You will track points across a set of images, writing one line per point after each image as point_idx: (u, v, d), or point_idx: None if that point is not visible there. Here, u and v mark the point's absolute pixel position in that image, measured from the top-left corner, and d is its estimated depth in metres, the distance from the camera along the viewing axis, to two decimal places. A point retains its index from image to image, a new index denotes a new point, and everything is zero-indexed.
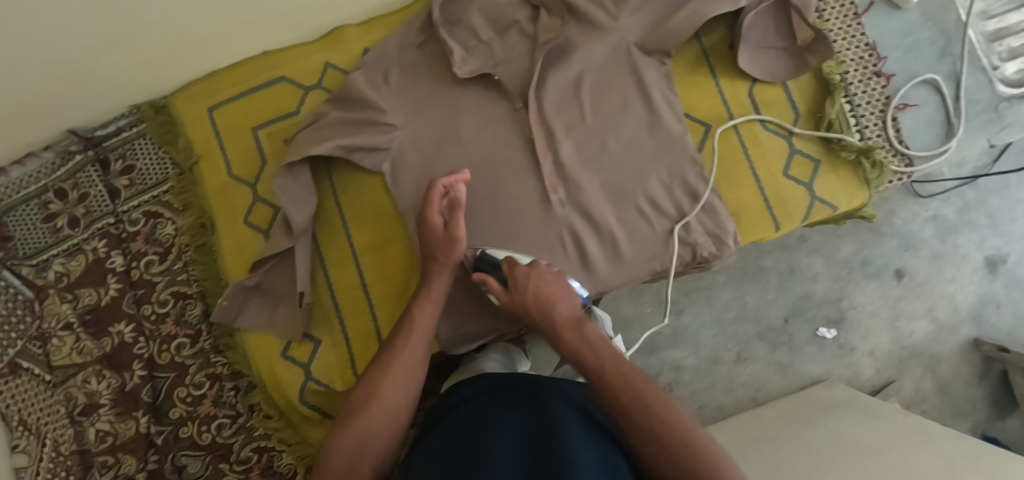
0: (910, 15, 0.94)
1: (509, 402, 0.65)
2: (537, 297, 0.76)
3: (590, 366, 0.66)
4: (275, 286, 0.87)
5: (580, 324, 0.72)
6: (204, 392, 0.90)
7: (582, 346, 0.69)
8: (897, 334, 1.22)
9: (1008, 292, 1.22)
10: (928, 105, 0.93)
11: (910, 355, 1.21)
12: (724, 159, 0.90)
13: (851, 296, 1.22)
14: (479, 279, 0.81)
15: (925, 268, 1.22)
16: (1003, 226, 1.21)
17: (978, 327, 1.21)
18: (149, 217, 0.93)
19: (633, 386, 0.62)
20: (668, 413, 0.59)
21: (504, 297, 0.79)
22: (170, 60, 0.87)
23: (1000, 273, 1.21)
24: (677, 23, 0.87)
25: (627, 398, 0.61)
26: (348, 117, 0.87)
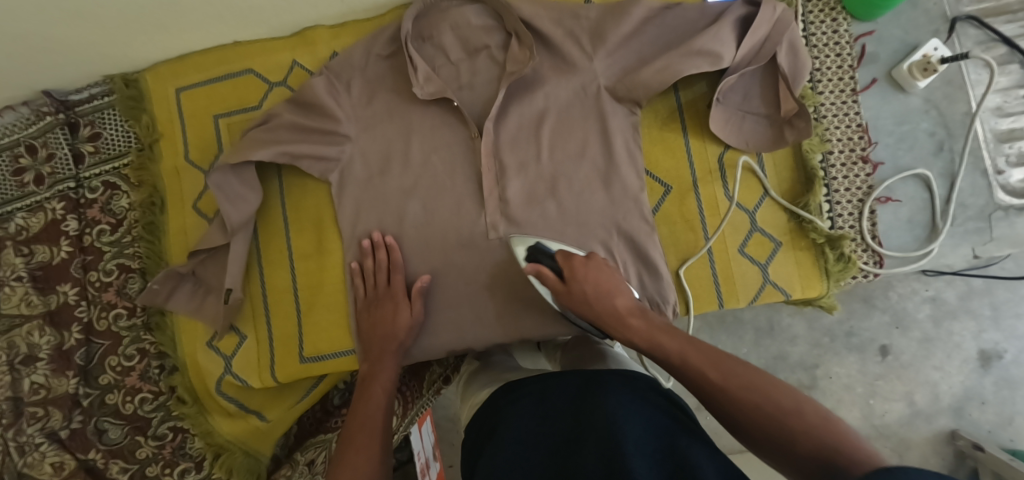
0: (913, 100, 0.88)
1: (543, 404, 0.60)
2: (593, 295, 0.73)
3: (668, 348, 0.62)
4: (208, 276, 0.89)
5: (641, 323, 0.67)
6: (133, 364, 0.93)
7: (652, 337, 0.65)
8: (870, 412, 1.11)
9: (996, 391, 1.08)
10: (912, 203, 0.86)
11: (878, 435, 1.10)
12: (676, 225, 0.86)
13: (827, 364, 1.12)
14: (531, 272, 0.78)
15: (913, 350, 1.10)
16: (1007, 320, 1.09)
17: (956, 420, 1.09)
18: (107, 187, 0.96)
19: (723, 365, 0.56)
20: (758, 394, 0.53)
21: (560, 290, 0.76)
22: (141, 39, 0.88)
23: (992, 369, 1.08)
24: (648, 74, 0.83)
25: (730, 388, 0.54)
26: (301, 122, 0.87)
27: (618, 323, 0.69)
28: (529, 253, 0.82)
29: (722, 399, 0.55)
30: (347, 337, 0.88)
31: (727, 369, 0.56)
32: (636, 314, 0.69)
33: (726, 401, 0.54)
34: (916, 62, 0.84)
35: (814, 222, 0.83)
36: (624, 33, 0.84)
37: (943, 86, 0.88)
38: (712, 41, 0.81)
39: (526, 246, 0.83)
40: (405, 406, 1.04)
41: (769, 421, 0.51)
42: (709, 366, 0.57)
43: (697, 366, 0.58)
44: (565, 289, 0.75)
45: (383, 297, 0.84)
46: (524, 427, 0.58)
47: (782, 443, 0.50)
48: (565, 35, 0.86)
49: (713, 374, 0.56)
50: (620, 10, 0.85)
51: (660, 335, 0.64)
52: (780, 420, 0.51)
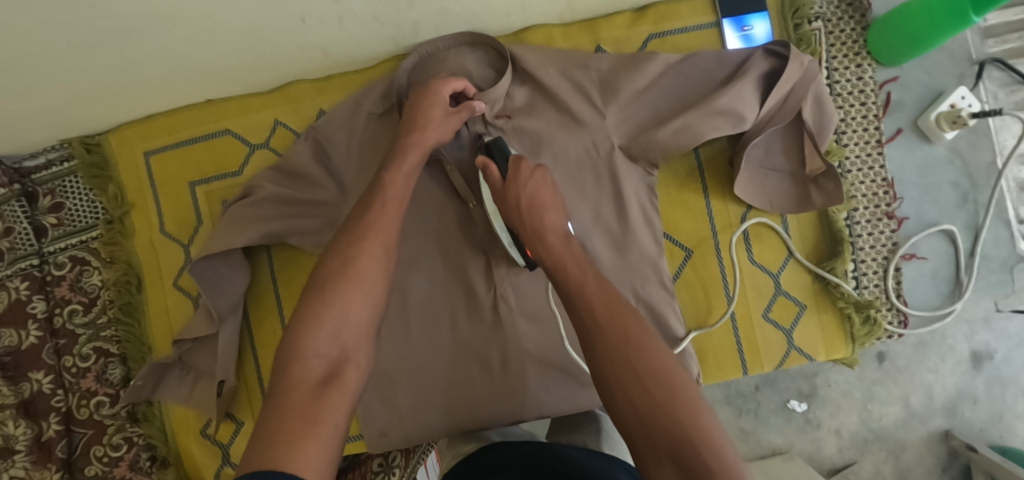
0: (937, 150, 0.84)
1: (522, 456, 0.66)
2: (526, 206, 0.56)
3: (573, 276, 0.51)
4: (196, 362, 0.81)
5: (558, 247, 0.53)
6: (121, 454, 0.86)
7: (561, 259, 0.52)
8: (867, 415, 0.99)
9: (988, 390, 0.96)
10: (937, 258, 0.84)
11: (876, 439, 0.99)
12: (698, 292, 0.82)
13: (826, 371, 1.00)
14: (480, 165, 0.63)
15: (908, 354, 0.98)
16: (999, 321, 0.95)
17: (950, 419, 0.97)
18: (75, 263, 0.87)
19: (630, 335, 0.47)
20: (652, 382, 0.45)
21: (496, 189, 0.60)
22: (100, 104, 0.79)
23: (984, 369, 0.96)
24: (665, 135, 0.76)
25: (625, 355, 0.46)
26: (288, 196, 0.78)
27: (535, 240, 0.54)
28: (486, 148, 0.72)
29: (616, 356, 0.46)
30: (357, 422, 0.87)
31: (628, 332, 0.47)
32: (558, 234, 0.54)
33: (618, 372, 0.45)
34: (945, 113, 0.80)
35: (841, 286, 0.80)
36: (637, 88, 0.78)
37: (968, 134, 0.84)
38: (734, 100, 0.75)
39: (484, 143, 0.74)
40: (407, 457, 0.92)
41: (649, 415, 0.44)
42: (618, 325, 0.47)
43: (604, 330, 0.47)
44: (501, 190, 0.59)
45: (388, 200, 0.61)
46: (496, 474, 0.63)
47: (655, 444, 0.43)
48: (573, 90, 0.79)
49: (619, 330, 0.47)
50: (634, 63, 0.78)
51: (570, 257, 0.52)
52: (664, 420, 0.44)
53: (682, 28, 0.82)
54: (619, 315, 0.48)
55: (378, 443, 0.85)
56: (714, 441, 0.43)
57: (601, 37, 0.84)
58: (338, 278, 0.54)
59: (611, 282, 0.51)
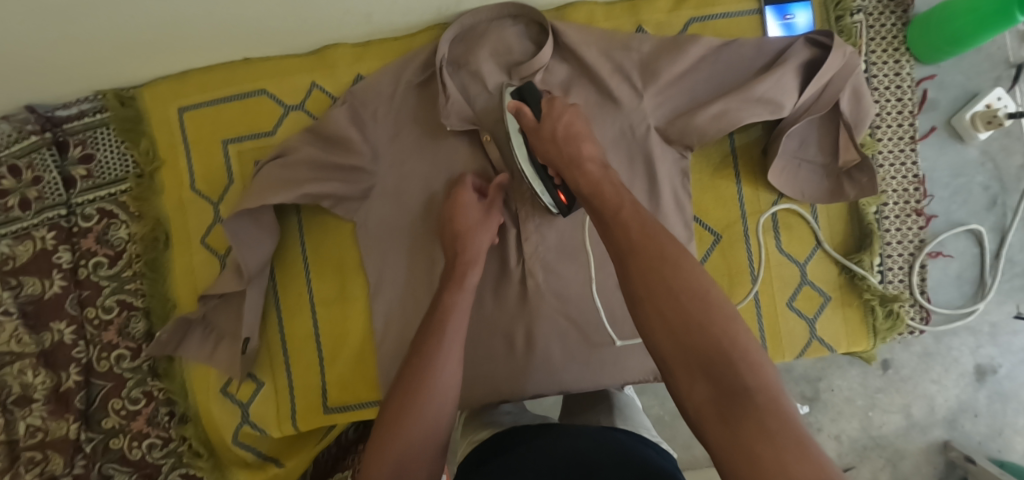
0: (970, 151, 0.84)
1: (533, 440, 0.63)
2: (562, 136, 0.63)
3: (609, 202, 0.52)
4: (220, 321, 0.81)
5: (595, 173, 0.57)
6: (139, 408, 0.87)
7: (598, 185, 0.55)
8: (867, 423, 1.02)
9: (989, 404, 1.00)
10: (962, 258, 0.84)
11: (875, 446, 1.02)
12: (725, 278, 0.82)
13: (830, 377, 1.03)
14: (512, 108, 0.69)
15: (913, 364, 1.01)
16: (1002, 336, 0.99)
17: (950, 431, 1.00)
18: (103, 215, 0.87)
19: (663, 252, 0.45)
20: (685, 293, 0.43)
21: (531, 127, 0.67)
22: (137, 56, 0.78)
23: (987, 383, 0.99)
24: (704, 119, 0.76)
25: (660, 275, 0.44)
26: (324, 159, 0.78)
27: (571, 166, 0.59)
28: (518, 92, 0.74)
29: (652, 275, 0.45)
30: (371, 387, 0.83)
31: (661, 249, 0.46)
32: (595, 163, 0.59)
33: (652, 290, 0.44)
34: (980, 113, 0.81)
35: (867, 279, 0.80)
36: (678, 70, 0.77)
37: (1001, 137, 0.84)
38: (775, 88, 0.75)
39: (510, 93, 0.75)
40: None
41: (680, 325, 0.42)
42: (653, 248, 0.46)
43: (637, 246, 0.47)
44: (537, 128, 0.66)
45: (455, 312, 0.65)
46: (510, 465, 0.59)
47: (683, 354, 0.41)
48: (612, 70, 0.79)
49: (656, 250, 0.46)
50: (676, 46, 0.78)
51: (607, 186, 0.54)
52: (696, 335, 0.41)
53: (723, 14, 0.82)
54: (654, 234, 0.47)
55: None
56: (750, 355, 0.40)
57: (642, 19, 0.84)
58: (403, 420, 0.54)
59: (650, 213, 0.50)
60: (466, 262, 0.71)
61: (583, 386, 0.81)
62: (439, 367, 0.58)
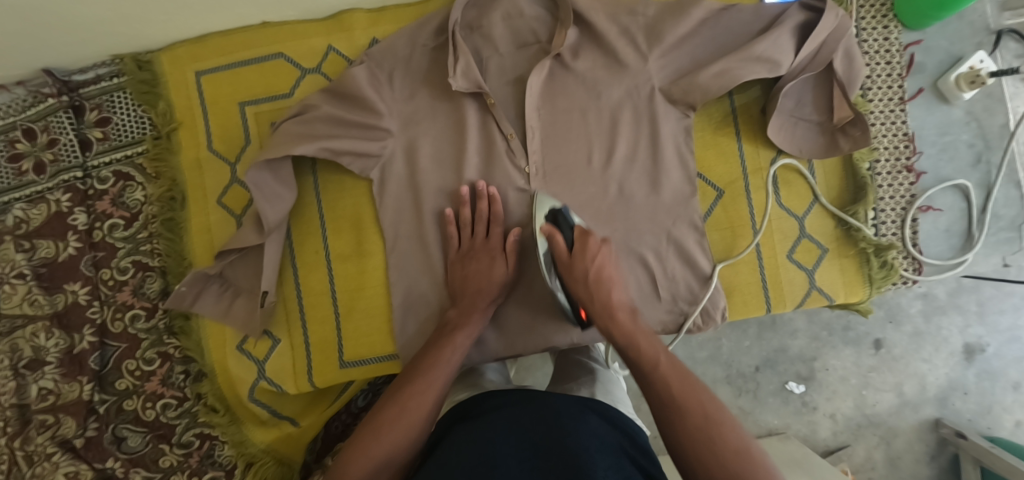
0: (955, 111, 0.89)
1: (513, 403, 0.65)
2: (594, 280, 0.72)
3: (648, 355, 0.64)
4: (237, 277, 0.84)
5: (627, 322, 0.69)
6: (154, 369, 0.87)
7: (633, 335, 0.67)
8: (862, 402, 1.08)
9: (978, 382, 1.06)
10: (951, 212, 0.88)
11: (869, 424, 1.08)
12: (727, 230, 0.85)
13: (825, 358, 1.08)
14: (545, 233, 0.76)
15: (904, 344, 1.07)
16: (989, 316, 1.05)
17: (940, 409, 1.06)
18: (119, 178, 0.88)
19: (703, 407, 0.58)
20: (723, 442, 0.55)
21: (563, 259, 0.75)
22: (159, 17, 0.81)
23: (975, 362, 1.06)
24: (706, 78, 0.80)
25: (702, 432, 0.56)
26: (341, 116, 0.81)
27: (607, 313, 0.70)
28: (550, 215, 0.79)
29: (686, 421, 0.57)
30: (388, 341, 0.85)
31: (701, 405, 0.58)
32: (625, 312, 0.70)
33: (698, 437, 0.56)
34: (965, 73, 0.86)
35: (863, 230, 0.84)
36: (681, 33, 0.81)
37: (984, 98, 0.90)
38: (773, 47, 0.79)
39: (545, 213, 0.79)
40: None
41: (722, 469, 0.54)
42: (688, 388, 0.59)
43: (680, 401, 0.58)
44: (568, 262, 0.74)
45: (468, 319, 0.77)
46: (493, 421, 0.61)
47: None
48: (619, 33, 0.83)
49: (689, 396, 0.59)
50: (679, 10, 0.82)
51: (641, 337, 0.66)
52: (736, 473, 0.53)
53: None
54: (694, 394, 0.59)
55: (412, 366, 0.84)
56: None
57: None
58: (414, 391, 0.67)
59: (684, 366, 0.62)
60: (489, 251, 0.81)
61: (594, 335, 0.84)
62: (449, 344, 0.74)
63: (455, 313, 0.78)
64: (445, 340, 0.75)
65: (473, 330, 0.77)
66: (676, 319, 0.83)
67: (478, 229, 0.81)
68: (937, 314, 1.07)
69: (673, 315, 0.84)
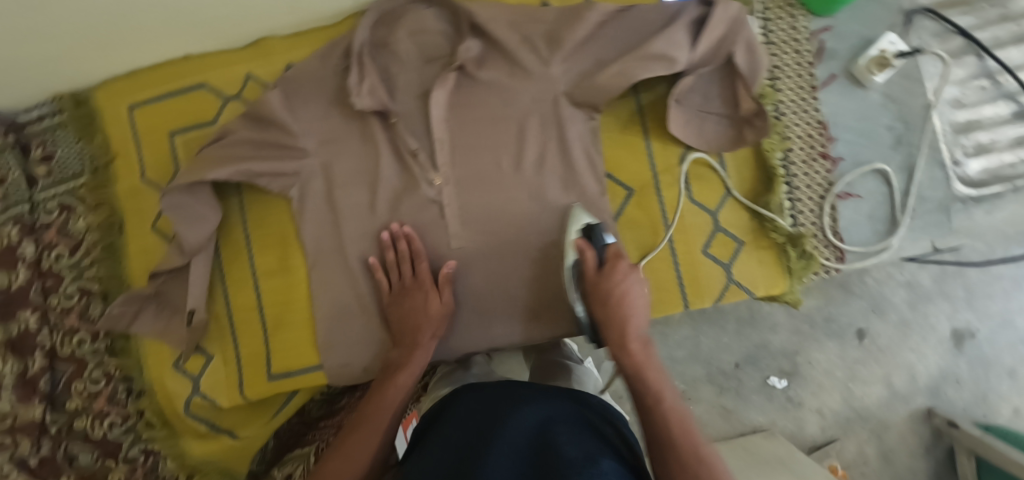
0: (871, 95, 0.88)
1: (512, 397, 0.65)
2: (618, 298, 0.73)
3: (647, 385, 0.68)
4: (173, 297, 0.87)
5: (638, 351, 0.71)
6: (100, 389, 0.92)
7: (642, 367, 0.69)
8: (849, 395, 1.14)
9: (971, 369, 1.15)
10: (873, 198, 0.87)
11: (858, 418, 1.14)
12: (640, 229, 0.86)
13: (807, 352, 1.15)
14: (578, 248, 0.78)
15: (890, 334, 1.15)
16: (980, 301, 1.16)
17: (933, 399, 1.14)
18: (63, 209, 0.94)
19: (691, 434, 0.62)
20: (703, 459, 0.59)
21: (593, 274, 0.76)
22: (86, 56, 0.86)
23: (967, 349, 1.15)
24: (605, 79, 0.81)
25: (685, 442, 0.61)
26: (258, 138, 0.84)
27: (624, 345, 0.71)
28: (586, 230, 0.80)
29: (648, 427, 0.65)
30: (312, 353, 0.87)
31: (682, 428, 0.62)
32: (640, 341, 0.72)
33: (680, 445, 0.60)
34: (874, 57, 0.85)
35: (775, 221, 0.84)
36: (580, 38, 0.82)
37: (901, 81, 0.88)
38: (668, 44, 0.79)
39: (579, 228, 0.81)
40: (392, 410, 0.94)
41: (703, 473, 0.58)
42: (644, 408, 0.66)
43: (676, 434, 0.62)
44: (596, 276, 0.76)
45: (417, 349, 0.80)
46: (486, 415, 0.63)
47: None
48: (521, 41, 0.84)
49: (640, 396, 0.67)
50: (576, 15, 0.83)
51: (649, 367, 0.69)
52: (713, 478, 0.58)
53: None
54: (681, 415, 0.64)
55: (339, 374, 0.87)
56: None
57: None
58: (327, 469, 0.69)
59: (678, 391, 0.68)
60: (419, 284, 0.82)
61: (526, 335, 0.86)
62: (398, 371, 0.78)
63: (398, 353, 0.81)
64: (378, 397, 0.76)
65: (388, 408, 0.75)
66: None
67: (404, 268, 0.83)
68: (924, 301, 1.17)
69: None
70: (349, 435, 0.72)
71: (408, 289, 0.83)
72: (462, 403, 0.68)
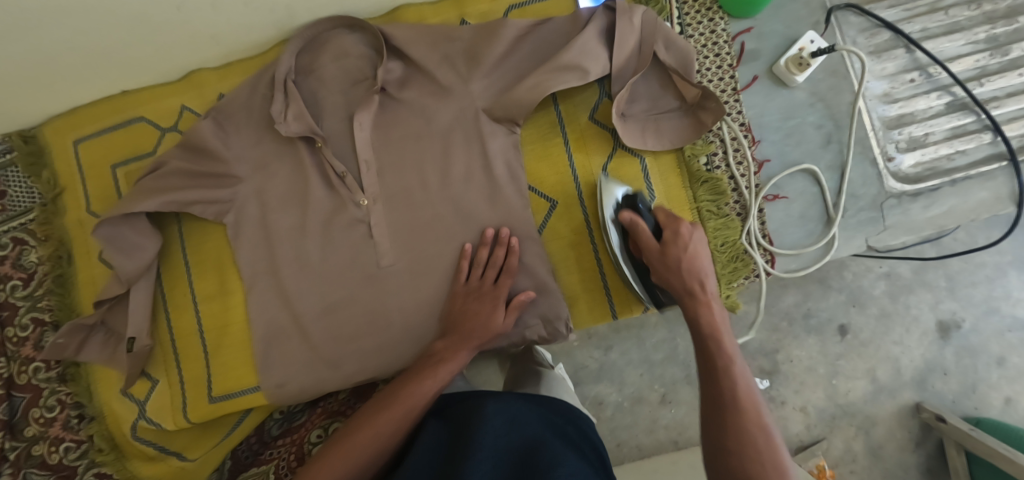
0: (797, 94, 0.87)
1: (513, 402, 0.71)
2: (686, 267, 0.73)
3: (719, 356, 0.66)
4: (117, 325, 0.90)
5: (713, 316, 0.70)
6: (55, 415, 0.95)
7: (716, 330, 0.68)
8: (833, 391, 1.11)
9: (957, 359, 1.11)
10: (802, 198, 0.86)
11: (843, 414, 1.10)
12: (566, 241, 0.87)
13: (787, 348, 1.11)
14: (628, 219, 0.78)
15: (870, 327, 1.11)
16: (961, 290, 1.12)
17: (920, 392, 1.10)
18: (15, 243, 0.97)
19: (754, 419, 0.60)
20: (763, 449, 0.58)
21: (653, 249, 0.76)
22: (26, 98, 0.89)
23: (952, 339, 1.11)
24: (521, 92, 0.81)
25: (750, 423, 0.60)
26: (190, 169, 0.86)
27: (693, 299, 0.72)
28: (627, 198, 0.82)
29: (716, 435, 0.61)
30: (251, 373, 0.90)
31: (752, 407, 0.61)
32: (718, 304, 0.71)
33: (744, 423, 0.60)
34: (792, 56, 0.85)
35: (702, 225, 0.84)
36: (497, 54, 0.83)
37: (827, 78, 0.88)
38: (579, 54, 0.79)
39: (614, 202, 0.82)
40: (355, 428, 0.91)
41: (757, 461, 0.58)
42: (712, 371, 0.65)
43: (743, 414, 0.60)
44: (660, 249, 0.75)
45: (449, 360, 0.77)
46: (485, 408, 0.67)
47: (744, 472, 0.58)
48: (439, 60, 0.85)
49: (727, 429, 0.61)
50: (490, 32, 0.84)
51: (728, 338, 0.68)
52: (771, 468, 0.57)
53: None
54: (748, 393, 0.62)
55: (277, 394, 0.89)
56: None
57: (465, 11, 0.93)
58: (341, 448, 0.70)
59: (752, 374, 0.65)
60: (466, 292, 0.82)
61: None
62: (439, 367, 0.76)
63: (441, 345, 0.79)
64: (409, 387, 0.74)
65: (421, 396, 0.74)
66: (523, 332, 0.85)
67: (489, 273, 0.81)
68: (906, 293, 1.13)
69: (519, 329, 0.84)
70: (381, 413, 0.72)
71: (480, 298, 0.81)
72: (478, 397, 0.72)
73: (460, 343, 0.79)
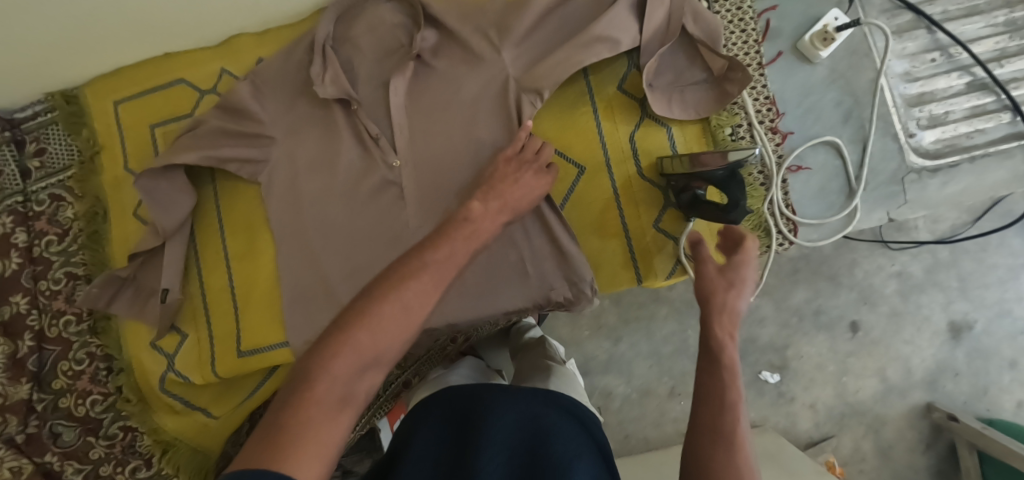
0: (818, 70, 0.90)
1: (520, 397, 0.66)
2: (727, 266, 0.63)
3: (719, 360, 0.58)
4: (148, 281, 0.92)
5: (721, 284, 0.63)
6: (83, 368, 0.97)
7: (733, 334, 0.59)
8: (842, 389, 1.14)
9: (969, 361, 1.13)
10: (824, 170, 0.89)
11: (853, 414, 1.13)
12: (592, 207, 0.89)
13: (797, 345, 1.14)
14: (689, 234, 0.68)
15: (880, 325, 1.13)
16: (973, 290, 1.13)
17: (930, 392, 1.13)
18: (53, 199, 1.00)
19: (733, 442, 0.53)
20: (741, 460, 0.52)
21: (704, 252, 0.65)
22: (71, 59, 0.92)
23: (964, 340, 1.13)
24: (551, 62, 0.84)
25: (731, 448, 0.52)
26: (226, 127, 0.89)
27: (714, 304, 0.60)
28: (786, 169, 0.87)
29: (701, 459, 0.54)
30: (278, 330, 0.91)
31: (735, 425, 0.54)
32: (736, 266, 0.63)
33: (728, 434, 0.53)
34: (817, 32, 0.88)
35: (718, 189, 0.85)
36: (528, 25, 0.86)
37: (848, 57, 0.90)
38: (610, 24, 0.82)
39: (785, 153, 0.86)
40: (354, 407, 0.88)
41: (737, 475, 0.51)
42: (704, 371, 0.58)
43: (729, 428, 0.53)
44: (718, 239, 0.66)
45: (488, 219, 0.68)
46: (489, 410, 0.63)
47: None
48: (472, 30, 0.88)
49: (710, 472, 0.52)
50: (523, 4, 0.86)
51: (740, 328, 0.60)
52: None
53: None
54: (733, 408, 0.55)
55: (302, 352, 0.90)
56: None
57: None
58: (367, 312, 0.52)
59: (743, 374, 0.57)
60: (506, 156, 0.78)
61: (487, 312, 0.86)
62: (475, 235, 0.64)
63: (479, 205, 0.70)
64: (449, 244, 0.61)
65: (458, 255, 0.60)
66: (547, 293, 0.86)
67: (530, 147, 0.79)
68: (917, 292, 1.14)
69: (544, 288, 0.86)
70: (412, 279, 0.55)
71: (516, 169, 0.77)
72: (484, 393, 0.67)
73: (497, 208, 0.71)
